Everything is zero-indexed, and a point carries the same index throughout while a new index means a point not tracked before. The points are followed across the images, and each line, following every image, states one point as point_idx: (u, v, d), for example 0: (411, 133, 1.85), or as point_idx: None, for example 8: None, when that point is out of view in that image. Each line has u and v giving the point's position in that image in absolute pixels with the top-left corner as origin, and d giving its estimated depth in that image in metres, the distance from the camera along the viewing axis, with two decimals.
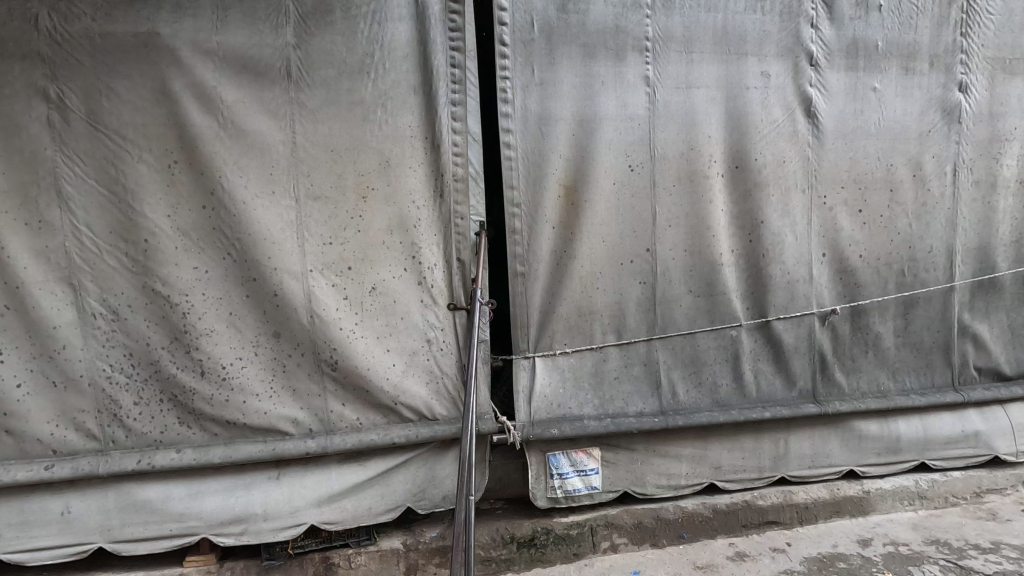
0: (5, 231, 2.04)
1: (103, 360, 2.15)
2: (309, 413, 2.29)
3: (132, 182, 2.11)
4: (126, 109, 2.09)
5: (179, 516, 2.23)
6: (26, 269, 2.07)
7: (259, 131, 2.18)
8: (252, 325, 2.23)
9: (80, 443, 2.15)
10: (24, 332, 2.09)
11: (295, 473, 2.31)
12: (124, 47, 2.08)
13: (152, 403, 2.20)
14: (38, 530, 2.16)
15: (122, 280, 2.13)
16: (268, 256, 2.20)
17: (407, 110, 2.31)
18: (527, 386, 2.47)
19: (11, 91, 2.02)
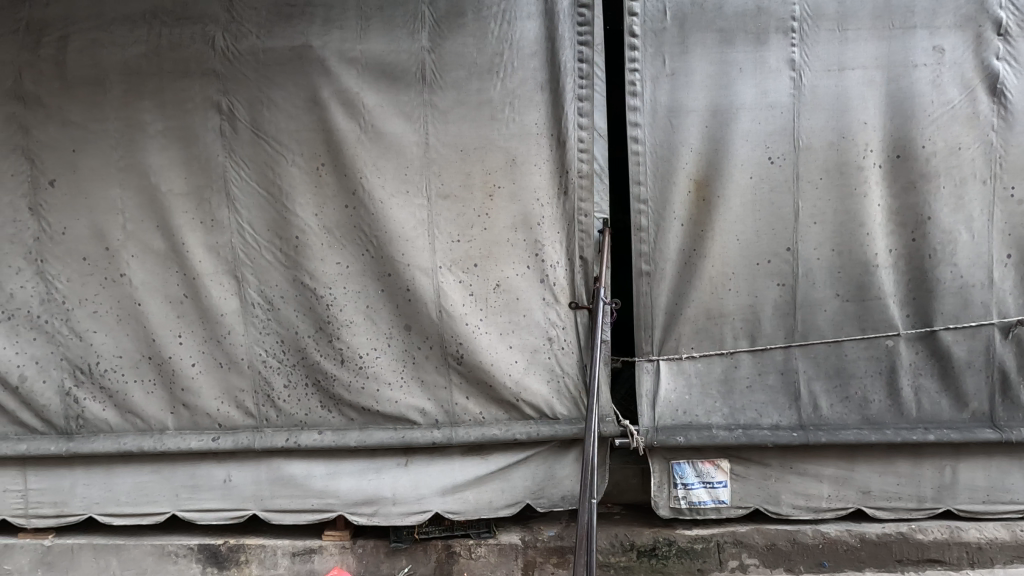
0: (186, 228, 2.33)
1: (260, 345, 2.37)
2: (435, 404, 2.37)
3: (286, 183, 2.30)
4: (282, 117, 2.28)
5: (319, 493, 2.42)
6: (201, 263, 2.34)
7: (396, 133, 2.29)
8: (385, 318, 2.36)
9: (239, 419, 2.40)
10: (198, 319, 2.37)
11: (422, 461, 2.41)
12: (282, 61, 2.27)
13: (299, 386, 2.39)
14: (206, 493, 2.44)
15: (277, 273, 2.34)
16: (401, 252, 2.30)
17: (534, 107, 2.30)
18: (650, 390, 2.38)
19: (191, 106, 2.29)
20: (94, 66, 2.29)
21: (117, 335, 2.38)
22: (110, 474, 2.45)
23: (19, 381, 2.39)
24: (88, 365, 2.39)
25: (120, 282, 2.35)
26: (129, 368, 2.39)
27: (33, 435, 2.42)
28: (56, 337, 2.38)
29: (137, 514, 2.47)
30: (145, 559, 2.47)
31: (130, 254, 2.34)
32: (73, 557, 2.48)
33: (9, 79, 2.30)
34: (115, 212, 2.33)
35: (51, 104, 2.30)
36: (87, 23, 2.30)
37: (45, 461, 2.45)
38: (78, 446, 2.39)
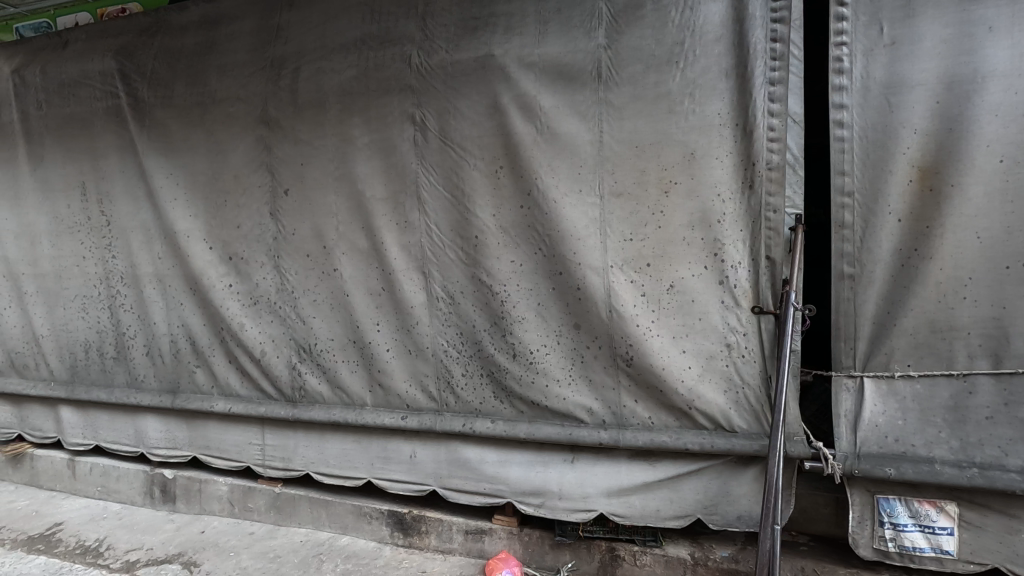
0: (385, 229, 2.62)
1: (443, 336, 2.58)
2: (602, 404, 2.35)
3: (468, 186, 2.46)
4: (466, 125, 2.45)
5: (491, 478, 2.56)
6: (396, 260, 2.61)
7: (570, 132, 2.31)
8: (556, 316, 2.40)
9: (423, 402, 2.64)
10: (393, 309, 2.66)
11: (588, 460, 2.41)
12: (467, 71, 2.43)
13: (475, 376, 2.54)
14: (395, 465, 2.74)
15: (458, 269, 2.52)
16: (573, 251, 2.32)
17: (718, 96, 2.14)
18: (849, 411, 2.09)
19: (391, 119, 2.57)
20: (318, 91, 2.68)
21: (330, 321, 2.78)
22: (322, 439, 2.88)
23: (261, 355, 2.92)
24: (309, 345, 2.83)
25: (333, 275, 2.74)
26: (338, 350, 2.78)
27: (269, 400, 2.95)
28: (286, 320, 2.86)
29: (342, 475, 2.86)
30: (347, 515, 2.85)
31: (342, 251, 2.71)
32: (294, 505, 2.97)
33: (257, 107, 2.80)
34: (331, 215, 2.72)
35: (287, 126, 2.75)
36: (313, 54, 2.70)
37: (276, 422, 2.96)
38: (300, 412, 2.84)
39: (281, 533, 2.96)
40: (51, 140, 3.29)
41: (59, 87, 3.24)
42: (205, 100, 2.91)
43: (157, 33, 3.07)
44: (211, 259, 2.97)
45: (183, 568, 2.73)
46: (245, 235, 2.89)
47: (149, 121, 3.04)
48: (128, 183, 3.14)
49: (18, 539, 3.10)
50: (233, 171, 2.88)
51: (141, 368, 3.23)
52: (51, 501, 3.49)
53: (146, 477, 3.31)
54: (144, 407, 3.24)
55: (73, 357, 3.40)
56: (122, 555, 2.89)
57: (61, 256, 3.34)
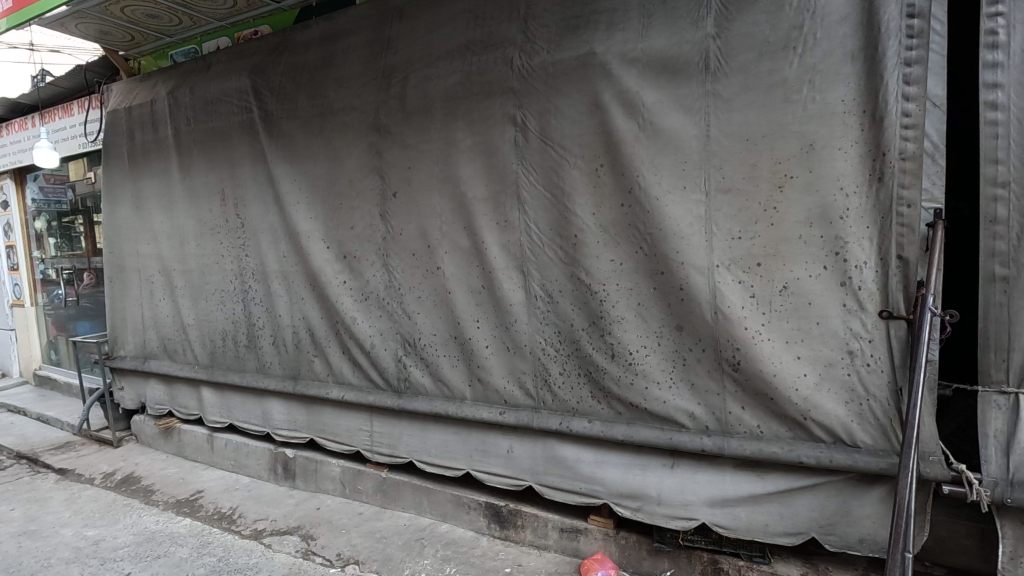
0: (486, 228, 2.69)
1: (541, 334, 2.60)
2: (706, 409, 2.26)
3: (568, 185, 2.46)
4: (566, 124, 2.45)
5: (587, 478, 2.54)
6: (496, 259, 2.68)
7: (675, 127, 2.23)
8: (657, 316, 2.33)
9: (521, 399, 2.68)
10: (492, 307, 2.72)
11: (689, 466, 2.32)
12: (569, 70, 2.43)
13: (573, 376, 2.54)
14: (493, 458, 2.81)
15: (557, 268, 2.53)
16: (676, 250, 2.25)
17: (842, 82, 1.97)
18: (1001, 433, 1.84)
19: (493, 121, 2.63)
20: (424, 97, 2.80)
21: (433, 317, 2.90)
22: (425, 429, 3.01)
23: (371, 347, 3.12)
24: (413, 340, 2.98)
25: (437, 273, 2.86)
26: (441, 345, 2.90)
27: (377, 390, 3.14)
28: (394, 316, 3.03)
29: (442, 465, 2.98)
30: (446, 504, 2.97)
31: (445, 250, 2.83)
32: (399, 490, 3.14)
33: (370, 115, 2.98)
34: (435, 216, 2.84)
35: (396, 132, 2.91)
36: (421, 62, 2.83)
37: (383, 411, 3.15)
38: (405, 403, 3.00)
39: (386, 515, 3.14)
40: (197, 153, 3.72)
41: (204, 105, 3.65)
42: (324, 110, 3.15)
43: (284, 52, 3.37)
44: (328, 257, 3.22)
45: (301, 540, 2.99)
46: (358, 235, 3.10)
47: (277, 133, 3.34)
48: (259, 189, 3.48)
49: (169, 502, 3.56)
50: (348, 176, 3.10)
51: (268, 356, 3.57)
52: (194, 470, 3.96)
53: (271, 455, 3.66)
54: (269, 391, 3.58)
55: (213, 345, 3.84)
56: (251, 523, 3.22)
57: (204, 254, 3.78)
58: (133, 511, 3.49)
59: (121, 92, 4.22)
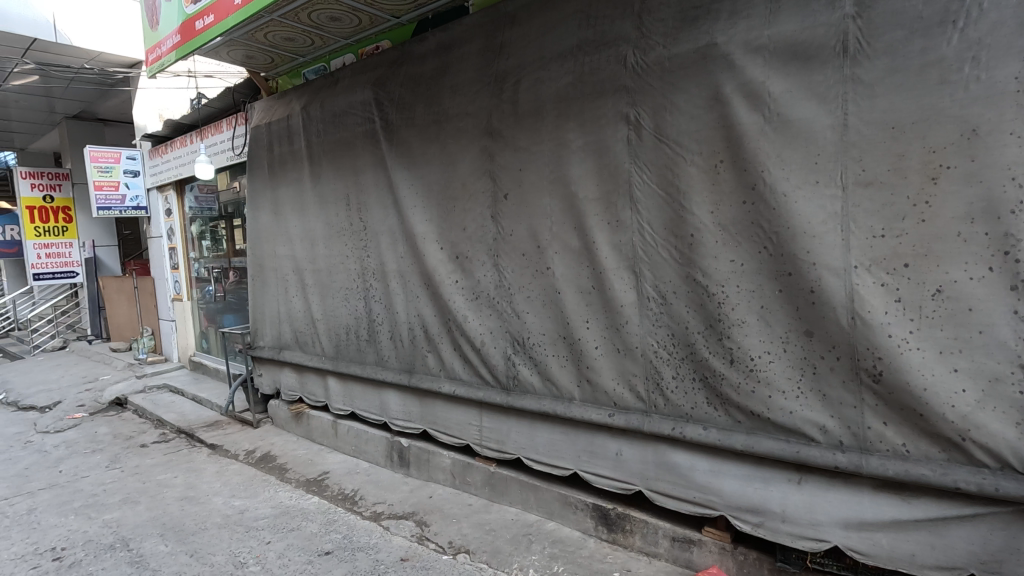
0: (597, 228, 2.67)
1: (653, 336, 2.54)
2: (840, 423, 2.08)
3: (685, 183, 2.38)
4: (683, 120, 2.36)
5: (702, 487, 2.44)
6: (607, 259, 2.65)
7: (806, 118, 2.07)
8: (783, 320, 2.18)
9: (631, 402, 2.63)
10: (602, 307, 2.70)
11: (819, 483, 2.15)
12: (687, 64, 2.35)
13: (687, 380, 2.45)
14: (601, 461, 2.78)
15: (671, 269, 2.45)
16: (807, 250, 2.09)
17: (1017, 55, 1.71)
18: None
19: (605, 121, 2.60)
20: (536, 100, 2.84)
21: (542, 316, 2.94)
22: (533, 427, 3.05)
23: (481, 345, 3.22)
24: (523, 339, 3.03)
25: (546, 273, 2.89)
26: (550, 344, 2.92)
27: (487, 387, 3.24)
28: (503, 315, 3.10)
29: (549, 463, 3.01)
30: (553, 502, 3.00)
31: (555, 251, 2.85)
32: (506, 485, 3.21)
33: (483, 120, 3.08)
34: (545, 217, 2.87)
35: (508, 135, 2.98)
36: (532, 66, 2.87)
37: (492, 408, 3.24)
38: (514, 400, 3.06)
39: (494, 509, 3.23)
40: (326, 162, 4.06)
41: (332, 118, 3.97)
42: (439, 117, 3.30)
43: (403, 64, 3.57)
44: (442, 258, 3.37)
45: (416, 526, 3.16)
46: (470, 236, 3.22)
47: (397, 140, 3.56)
48: (380, 194, 3.72)
49: (300, 480, 3.92)
50: (461, 179, 3.22)
51: (386, 350, 3.81)
52: (321, 453, 4.33)
53: (388, 443, 3.90)
54: (387, 383, 3.82)
55: (338, 338, 4.17)
56: (371, 505, 3.46)
57: (331, 255, 4.11)
58: (271, 486, 3.89)
59: (263, 109, 4.70)
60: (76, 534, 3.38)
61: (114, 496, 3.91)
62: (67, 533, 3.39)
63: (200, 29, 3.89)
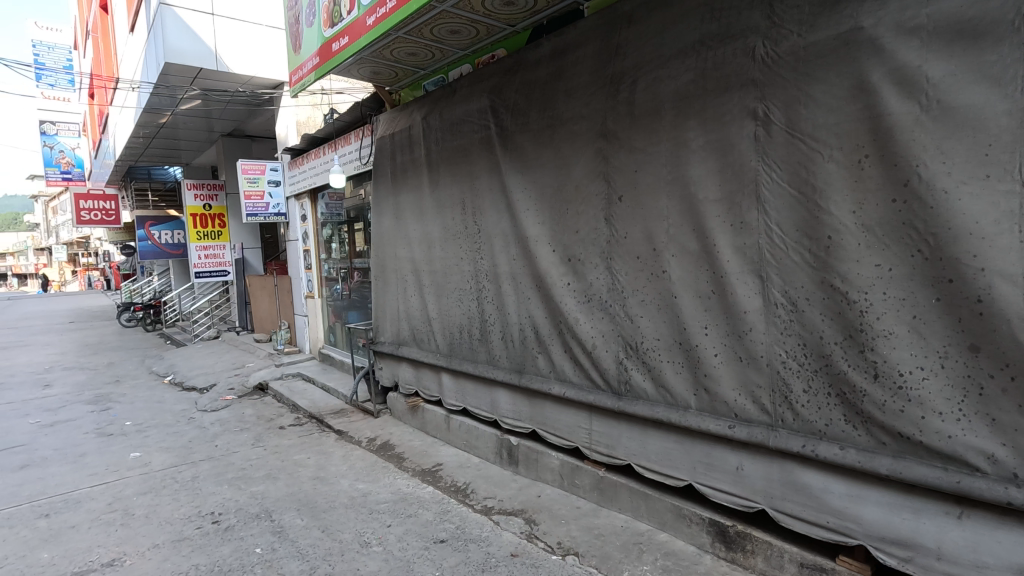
0: (718, 230, 2.55)
1: (781, 345, 2.38)
2: (1014, 453, 1.81)
3: (821, 181, 2.20)
4: (821, 113, 2.19)
5: (837, 512, 2.24)
6: (729, 263, 2.52)
7: (974, 103, 1.82)
8: (940, 333, 1.95)
9: (755, 414, 2.48)
10: (723, 313, 2.57)
11: (985, 520, 1.88)
12: (826, 52, 2.17)
13: (820, 395, 2.27)
14: (719, 474, 2.65)
15: (803, 274, 2.28)
16: (973, 254, 1.84)
17: None
18: None
19: (730, 118, 2.48)
20: (654, 99, 2.78)
21: (657, 321, 2.86)
22: (645, 433, 2.98)
23: (592, 348, 3.21)
24: (636, 343, 2.97)
25: (662, 277, 2.81)
26: (664, 350, 2.84)
27: (597, 390, 3.21)
28: (616, 318, 3.06)
29: (662, 473, 2.92)
30: (665, 512, 2.90)
31: (672, 253, 2.76)
32: (616, 490, 3.17)
33: (598, 122, 3.07)
34: (662, 219, 2.79)
35: (624, 136, 2.94)
36: (650, 65, 2.81)
37: (603, 412, 3.21)
38: (625, 405, 3.01)
39: (603, 514, 3.19)
40: (444, 169, 4.27)
41: (450, 126, 4.16)
42: (554, 121, 3.33)
43: (518, 71, 3.65)
44: (554, 260, 3.41)
45: (525, 523, 3.21)
46: (583, 239, 3.22)
47: (511, 146, 3.65)
48: (494, 198, 3.84)
49: (416, 469, 4.16)
50: (575, 182, 3.23)
51: (497, 350, 3.93)
52: (434, 445, 4.55)
53: (497, 440, 4.01)
54: (498, 382, 3.93)
55: (452, 336, 4.36)
56: (482, 499, 3.58)
57: (447, 257, 4.31)
58: (390, 473, 4.16)
59: (387, 121, 5.04)
60: (230, 501, 3.85)
61: (259, 471, 4.41)
62: (222, 500, 3.87)
63: (336, 50, 4.26)
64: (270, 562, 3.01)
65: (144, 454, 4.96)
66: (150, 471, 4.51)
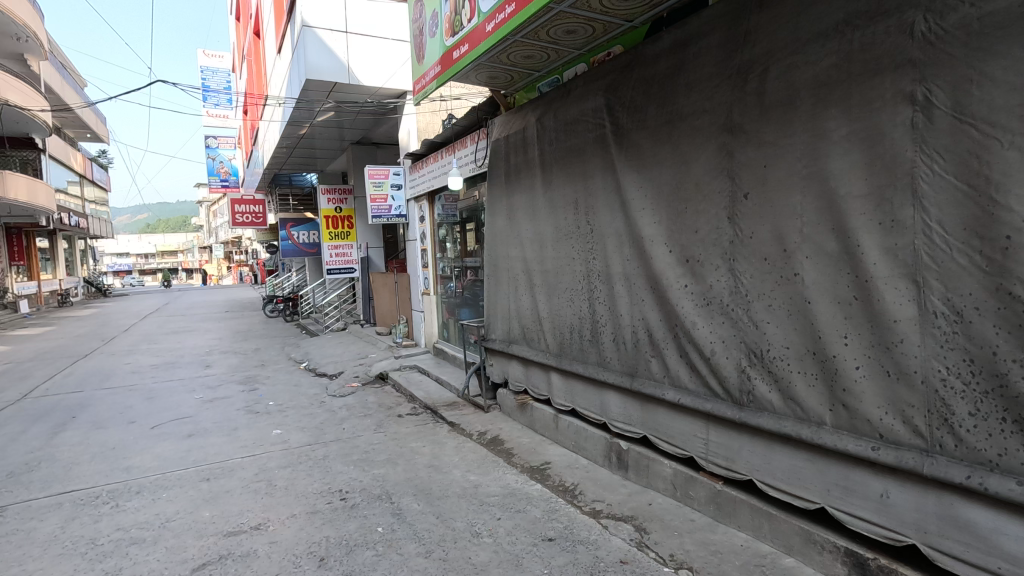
0: (864, 230, 2.30)
1: (940, 360, 2.09)
2: None
3: (998, 172, 1.90)
4: (1000, 92, 1.88)
5: (1011, 557, 1.92)
6: (875, 266, 2.27)
7: None
8: None
9: (905, 436, 2.20)
10: (867, 322, 2.31)
11: None
12: (1008, 22, 1.87)
13: (991, 419, 1.96)
14: (858, 500, 2.39)
15: (972, 279, 1.98)
16: None
17: None
18: None
19: (880, 104, 2.22)
20: (788, 88, 2.57)
21: (786, 328, 2.65)
22: (770, 448, 2.77)
23: (711, 354, 3.04)
24: (761, 351, 2.78)
25: (793, 280, 2.60)
26: (795, 359, 2.62)
27: (716, 399, 3.05)
28: (739, 323, 2.88)
29: (789, 492, 2.70)
30: (793, 536, 2.67)
31: (805, 255, 2.54)
32: (735, 506, 2.98)
33: (722, 116, 2.90)
34: (795, 217, 2.58)
35: (752, 129, 2.75)
36: (785, 51, 2.60)
37: (722, 422, 3.03)
38: (747, 417, 2.82)
39: (721, 530, 3.02)
40: (557, 169, 4.28)
41: (564, 126, 4.17)
42: (673, 116, 3.20)
43: (636, 67, 3.56)
44: (670, 261, 3.29)
45: (636, 531, 3.13)
46: (703, 239, 3.07)
47: (627, 144, 3.57)
48: (608, 198, 3.78)
49: (525, 466, 4.22)
50: (696, 180, 3.08)
51: (609, 352, 3.87)
52: (543, 443, 4.59)
53: (607, 443, 3.95)
54: (608, 384, 3.87)
55: (563, 336, 4.37)
56: (591, 502, 3.54)
57: (559, 257, 4.32)
58: (500, 467, 4.26)
59: (501, 124, 5.15)
60: (356, 481, 4.17)
61: (380, 455, 4.73)
62: (349, 479, 4.21)
63: (457, 57, 4.45)
64: (390, 542, 3.22)
65: (284, 432, 5.53)
66: (290, 448, 5.03)
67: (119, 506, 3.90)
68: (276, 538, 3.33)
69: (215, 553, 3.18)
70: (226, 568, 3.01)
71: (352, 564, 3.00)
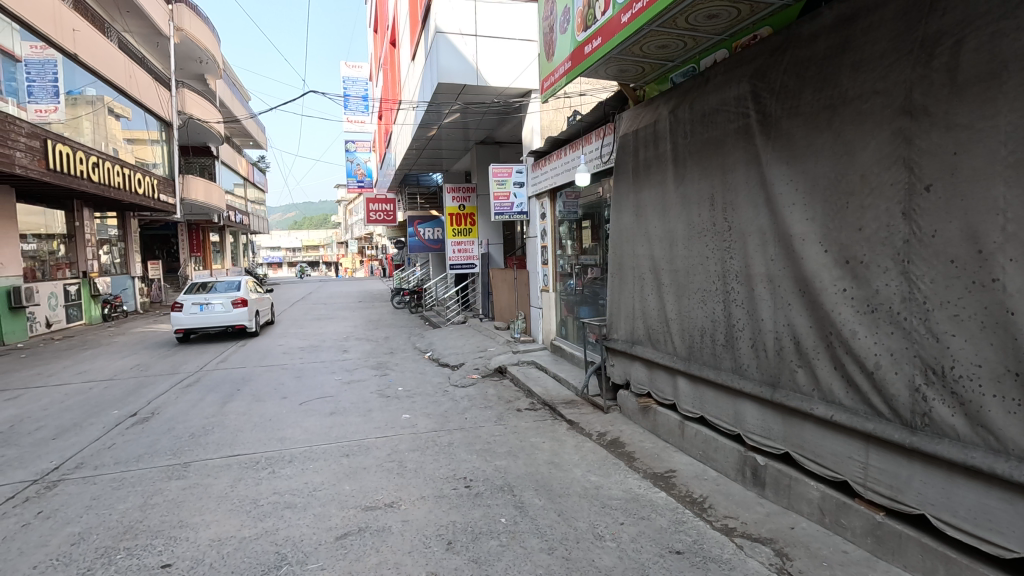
0: None
1: None
2: None
3: None
4: None
5: None
6: None
7: None
8: None
9: None
10: None
11: None
12: None
13: None
14: None
15: None
16: None
17: None
18: None
19: None
20: (992, 60, 2.19)
21: (979, 343, 2.26)
22: (951, 481, 2.39)
23: (876, 368, 2.70)
24: (942, 368, 2.40)
25: (990, 287, 2.21)
26: (989, 380, 2.23)
27: (880, 419, 2.69)
28: (913, 335, 2.52)
29: (975, 535, 2.31)
30: None
31: (1008, 257, 2.15)
32: (900, 542, 2.62)
33: (900, 98, 2.54)
34: (995, 212, 2.19)
35: (938, 112, 2.38)
36: (989, 16, 2.21)
37: (887, 445, 2.67)
38: (921, 443, 2.46)
39: (881, 567, 2.66)
40: (692, 163, 4.06)
41: (701, 117, 3.93)
42: (835, 101, 2.88)
43: (788, 48, 3.25)
44: (825, 261, 2.97)
45: (776, 555, 2.87)
46: (868, 238, 2.72)
47: (775, 133, 3.28)
48: (750, 192, 3.51)
49: (648, 472, 4.07)
50: (861, 171, 2.75)
51: (746, 358, 3.60)
52: (667, 449, 4.40)
53: (740, 456, 3.68)
54: (744, 393, 3.60)
55: (692, 339, 4.15)
56: (722, 518, 3.32)
57: (691, 256, 4.11)
58: (622, 471, 4.15)
59: (629, 118, 4.99)
60: (479, 470, 4.31)
61: (501, 446, 4.84)
62: (473, 468, 4.35)
63: (588, 52, 4.40)
64: (513, 533, 3.27)
65: (412, 416, 5.88)
66: (418, 432, 5.34)
67: (275, 472, 4.39)
68: (407, 517, 3.53)
69: (354, 525, 3.44)
70: (364, 539, 3.25)
71: (477, 551, 3.08)
